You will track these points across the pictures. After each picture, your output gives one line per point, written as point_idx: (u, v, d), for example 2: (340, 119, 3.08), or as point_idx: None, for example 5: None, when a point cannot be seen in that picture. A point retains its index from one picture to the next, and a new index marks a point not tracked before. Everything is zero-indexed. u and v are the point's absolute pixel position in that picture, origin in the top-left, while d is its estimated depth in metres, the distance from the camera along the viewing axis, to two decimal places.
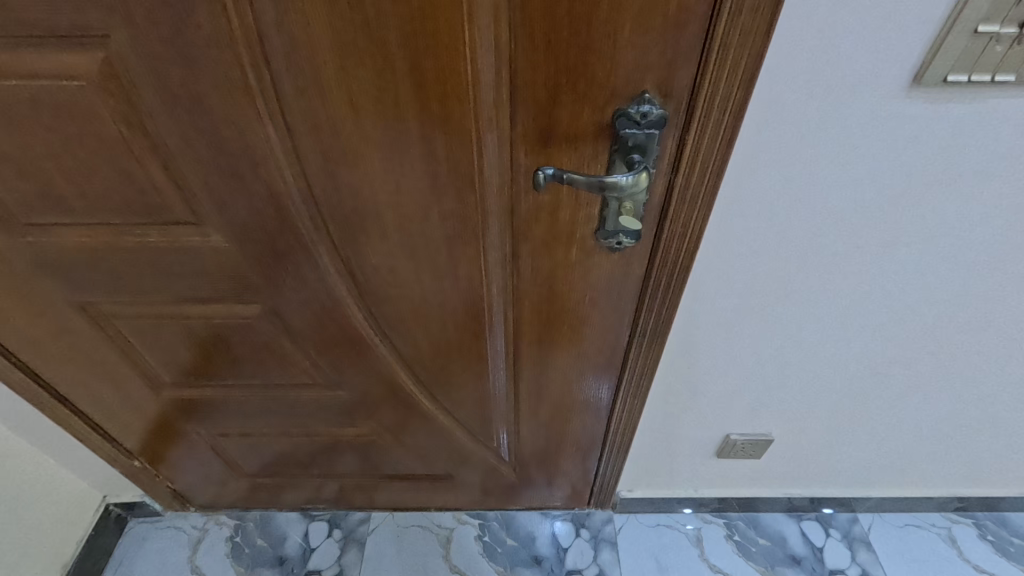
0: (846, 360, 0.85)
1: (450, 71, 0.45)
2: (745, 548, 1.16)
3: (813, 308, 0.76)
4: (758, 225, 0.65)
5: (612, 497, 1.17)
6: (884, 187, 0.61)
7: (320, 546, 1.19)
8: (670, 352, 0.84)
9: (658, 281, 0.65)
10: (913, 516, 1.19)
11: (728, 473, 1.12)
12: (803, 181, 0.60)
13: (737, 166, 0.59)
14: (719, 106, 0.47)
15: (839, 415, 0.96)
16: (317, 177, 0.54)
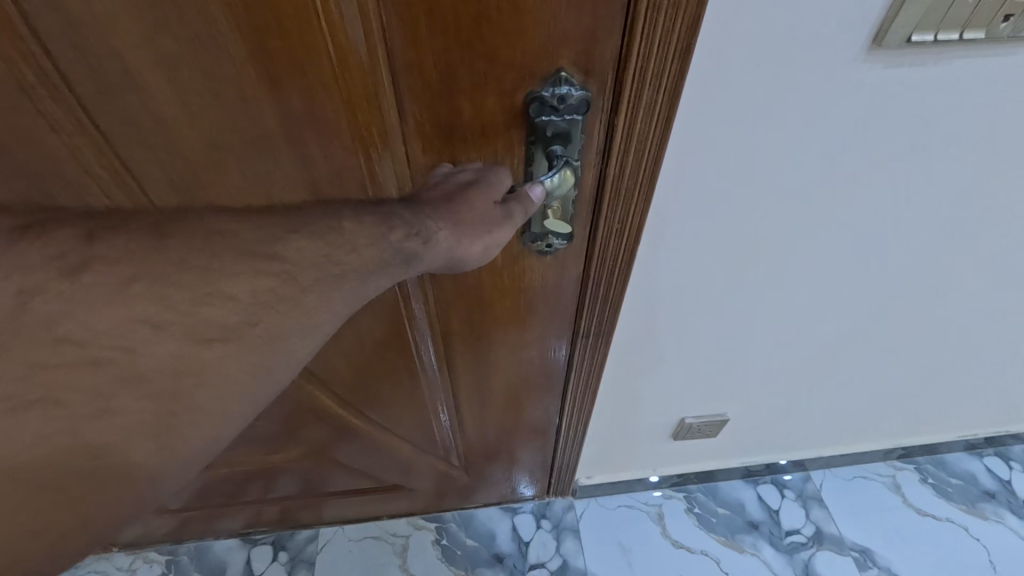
0: (796, 333, 0.82)
1: (310, 56, 0.35)
2: (706, 520, 1.16)
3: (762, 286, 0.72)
4: (702, 207, 0.59)
5: (572, 484, 1.14)
6: (835, 157, 0.55)
7: (265, 571, 1.10)
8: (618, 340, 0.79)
9: (597, 280, 0.57)
10: (860, 468, 1.22)
11: (685, 450, 1.10)
12: (749, 158, 0.54)
13: (677, 145, 0.51)
14: (652, 82, 0.39)
15: (791, 385, 0.94)
16: (163, 197, 0.43)
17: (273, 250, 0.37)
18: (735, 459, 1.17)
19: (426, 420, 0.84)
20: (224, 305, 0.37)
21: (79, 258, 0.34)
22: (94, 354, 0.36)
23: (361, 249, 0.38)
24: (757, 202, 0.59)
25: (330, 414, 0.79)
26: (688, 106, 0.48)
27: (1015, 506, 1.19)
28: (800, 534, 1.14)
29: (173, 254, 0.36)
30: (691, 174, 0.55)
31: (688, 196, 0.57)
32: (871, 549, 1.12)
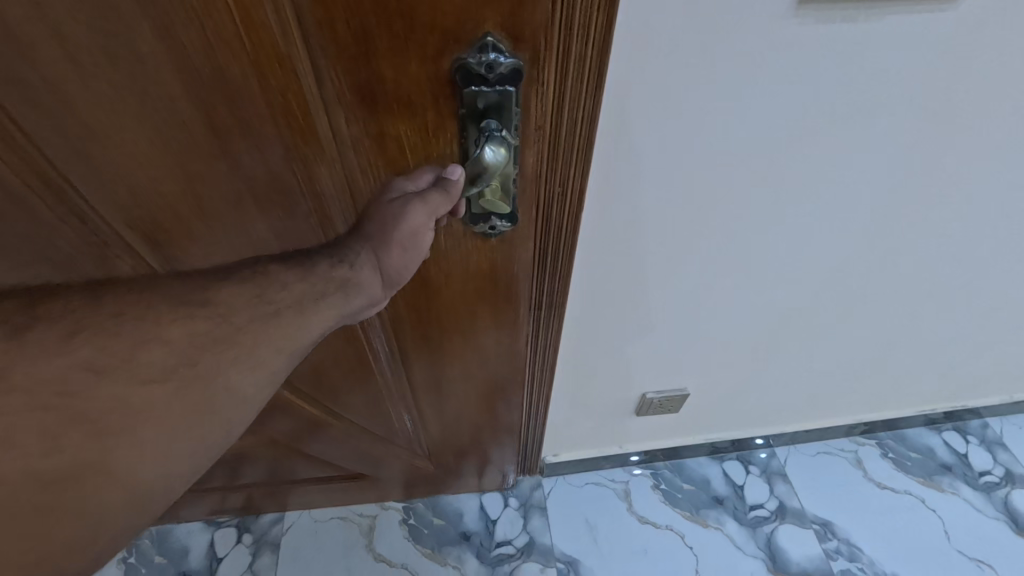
0: (752, 308, 0.82)
1: (206, 7, 0.32)
2: (671, 496, 1.17)
3: (713, 259, 0.71)
4: (650, 179, 0.59)
5: (538, 463, 1.14)
6: (780, 123, 0.55)
7: (229, 554, 1.09)
8: (576, 318, 0.78)
9: (546, 252, 0.56)
10: (823, 444, 1.24)
11: (650, 427, 1.11)
12: (690, 118, 0.53)
13: (619, 111, 0.51)
14: (579, 41, 0.37)
15: (749, 360, 0.95)
16: (67, 164, 0.40)
17: (208, 293, 0.39)
18: (700, 436, 1.18)
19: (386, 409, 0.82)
20: (163, 350, 0.38)
21: (23, 320, 0.36)
22: (41, 403, 0.36)
23: (290, 283, 0.40)
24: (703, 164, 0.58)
25: (285, 404, 0.78)
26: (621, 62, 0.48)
27: (970, 477, 1.22)
28: (763, 508, 1.16)
29: (110, 305, 0.37)
30: (634, 134, 0.54)
31: (633, 158, 0.56)
32: (831, 522, 1.14)
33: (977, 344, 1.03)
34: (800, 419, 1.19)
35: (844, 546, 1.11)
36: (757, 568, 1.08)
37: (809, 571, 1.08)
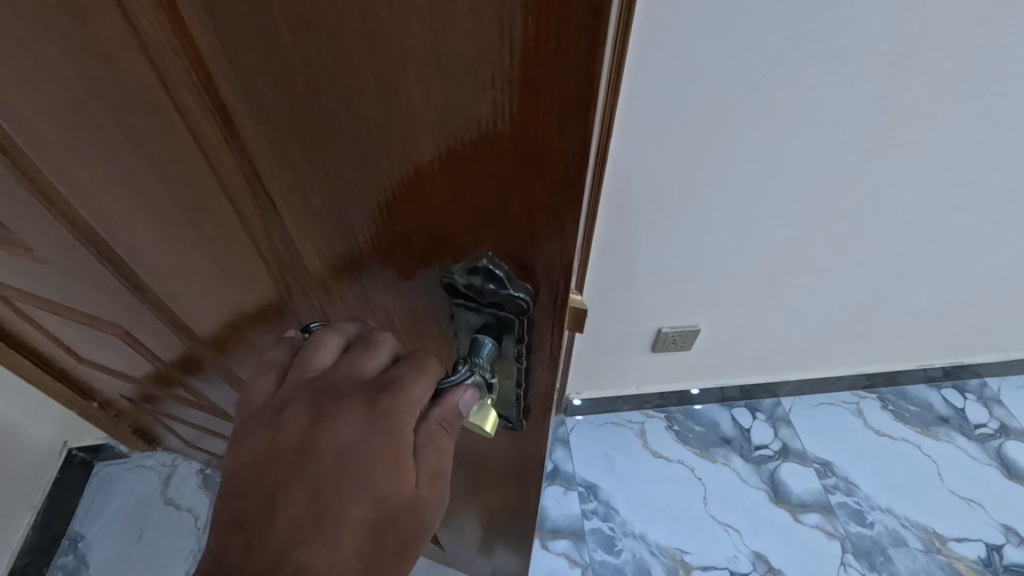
0: (754, 243, 0.95)
1: (190, 158, 0.33)
2: (683, 435, 1.28)
3: (716, 195, 0.85)
4: (663, 113, 0.73)
5: (562, 401, 1.27)
6: (769, 65, 0.69)
7: None
8: (602, 247, 0.91)
9: None
10: (828, 395, 1.34)
11: (665, 368, 1.21)
12: (695, 58, 0.68)
13: (639, 58, 0.67)
14: None
15: (756, 298, 1.07)
16: (105, 231, 0.46)
17: None
18: (711, 381, 1.29)
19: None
20: None
21: None
22: None
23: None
24: (706, 105, 0.73)
25: None
26: (639, 26, 0.64)
27: (966, 429, 1.31)
28: (768, 448, 1.27)
29: None
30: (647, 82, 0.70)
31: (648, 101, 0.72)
32: (831, 462, 1.25)
33: (966, 290, 1.14)
34: (804, 367, 1.29)
35: (842, 483, 1.21)
36: (759, 498, 1.19)
37: (807, 502, 1.19)
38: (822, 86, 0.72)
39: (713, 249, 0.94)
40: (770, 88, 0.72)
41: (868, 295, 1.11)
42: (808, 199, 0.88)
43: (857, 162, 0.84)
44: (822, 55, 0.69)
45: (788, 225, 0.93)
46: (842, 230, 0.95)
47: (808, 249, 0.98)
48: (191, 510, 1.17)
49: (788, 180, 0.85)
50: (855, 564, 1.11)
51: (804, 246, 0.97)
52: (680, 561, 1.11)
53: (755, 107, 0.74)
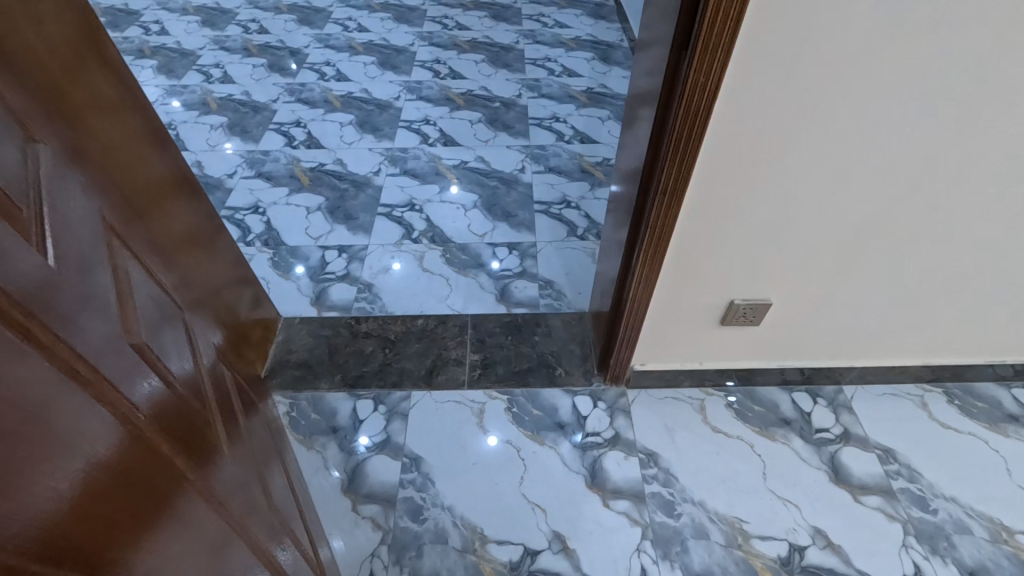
0: (835, 220, 0.98)
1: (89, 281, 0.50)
2: (743, 413, 1.32)
3: (800, 172, 0.89)
4: (765, 87, 0.76)
5: (625, 371, 1.32)
6: (870, 38, 0.73)
7: (368, 418, 1.33)
8: (686, 222, 0.95)
9: (681, 132, 0.80)
10: (891, 386, 1.35)
11: (732, 344, 1.24)
12: (803, 32, 0.71)
13: (750, 33, 0.71)
14: None
15: (829, 278, 1.09)
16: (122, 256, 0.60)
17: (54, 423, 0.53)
18: (774, 363, 1.32)
19: (291, 515, 0.83)
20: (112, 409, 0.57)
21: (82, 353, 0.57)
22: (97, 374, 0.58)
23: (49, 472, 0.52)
24: (807, 76, 0.76)
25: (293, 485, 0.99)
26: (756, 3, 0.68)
27: None
28: (829, 432, 1.28)
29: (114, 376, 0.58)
30: (755, 56, 0.73)
31: (752, 75, 0.75)
32: (893, 449, 1.25)
33: None
34: (868, 354, 1.30)
35: (905, 469, 1.22)
36: (820, 477, 1.21)
37: (868, 485, 1.19)
38: (918, 58, 0.76)
39: (790, 225, 0.98)
40: (869, 59, 0.75)
41: (945, 281, 1.12)
42: (891, 175, 0.91)
43: (947, 139, 0.86)
44: (922, 28, 0.73)
45: (869, 203, 0.95)
46: (923, 210, 0.98)
47: (887, 229, 1.01)
48: None
49: (872, 156, 0.88)
50: (917, 547, 1.11)
51: (882, 226, 1.00)
52: (739, 529, 1.14)
53: (850, 81, 0.77)
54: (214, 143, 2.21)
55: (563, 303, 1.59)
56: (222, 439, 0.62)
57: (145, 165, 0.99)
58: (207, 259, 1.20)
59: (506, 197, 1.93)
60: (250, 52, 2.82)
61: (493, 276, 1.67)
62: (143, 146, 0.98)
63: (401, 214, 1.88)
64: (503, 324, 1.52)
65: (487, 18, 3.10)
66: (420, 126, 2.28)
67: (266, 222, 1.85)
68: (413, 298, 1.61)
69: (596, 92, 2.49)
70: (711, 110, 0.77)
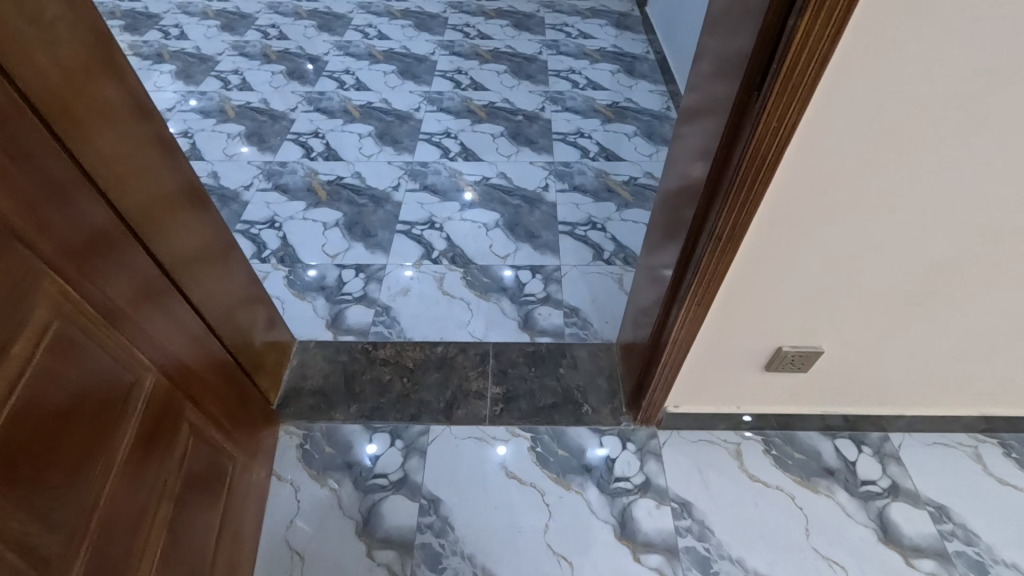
0: (899, 268, 0.90)
1: None
2: (783, 461, 1.23)
3: (870, 218, 0.80)
4: (843, 133, 0.68)
5: (658, 413, 1.25)
6: (969, 86, 0.65)
7: (385, 453, 1.26)
8: (738, 268, 0.87)
9: (743, 181, 0.72)
10: (941, 435, 1.27)
11: (776, 389, 1.17)
12: (892, 75, 0.63)
13: (831, 80, 0.62)
14: (827, 19, 0.55)
15: (886, 327, 1.02)
16: (49, 295, 0.63)
17: None
18: (817, 409, 1.24)
19: (186, 557, 0.87)
20: None
21: None
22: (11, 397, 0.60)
23: None
24: (892, 119, 0.67)
25: (224, 505, 1.01)
26: (847, 39, 0.58)
27: None
28: (876, 485, 1.20)
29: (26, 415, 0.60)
30: (836, 99, 0.64)
31: (830, 120, 0.66)
32: (947, 506, 1.16)
33: None
34: (919, 403, 1.22)
35: (960, 530, 1.13)
36: (868, 535, 1.13)
37: (922, 546, 1.11)
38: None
39: (850, 272, 0.90)
40: (964, 106, 0.67)
41: (1012, 333, 1.04)
42: (967, 224, 0.83)
43: None
44: None
45: (938, 252, 0.87)
46: (996, 260, 0.89)
47: (955, 279, 0.92)
48: (292, 482, 1.22)
49: (953, 203, 0.79)
50: None
51: (948, 276, 0.92)
52: None
53: (940, 127, 0.69)
54: (231, 153, 2.16)
55: (589, 333, 1.51)
56: (83, 490, 0.65)
57: (156, 177, 0.90)
58: (222, 275, 1.14)
59: (529, 216, 1.86)
60: (269, 58, 2.77)
61: (515, 300, 1.60)
62: (154, 155, 0.90)
63: (421, 232, 1.82)
64: (526, 355, 1.45)
65: (510, 27, 3.04)
66: (441, 140, 2.21)
67: (282, 238, 1.80)
68: (432, 323, 1.54)
69: (622, 106, 2.42)
70: (782, 155, 0.68)
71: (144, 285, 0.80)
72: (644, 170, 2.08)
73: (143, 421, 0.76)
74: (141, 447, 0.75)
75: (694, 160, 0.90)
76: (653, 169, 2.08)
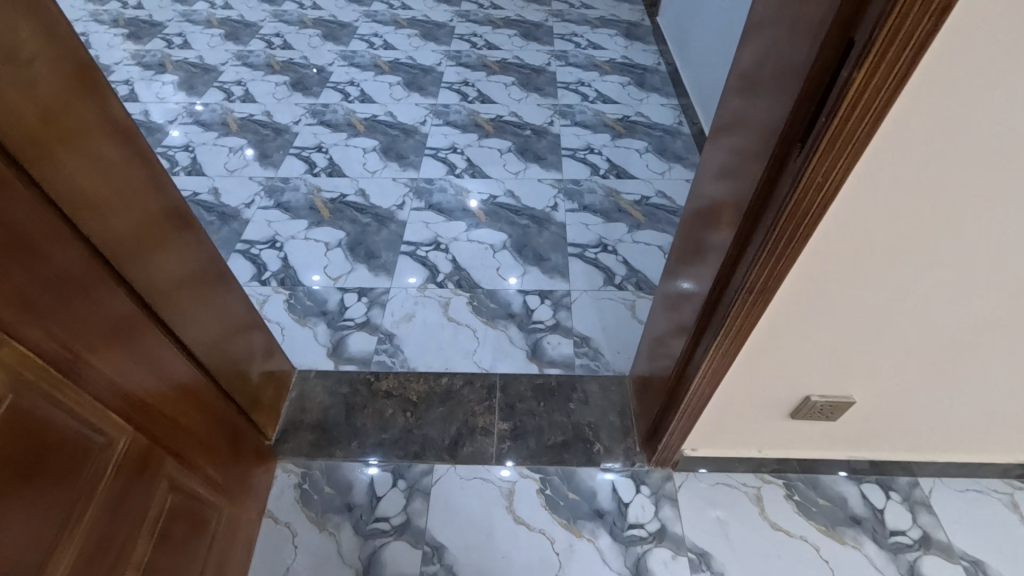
0: (945, 325, 0.82)
1: None
2: (806, 508, 1.17)
3: (917, 281, 0.73)
4: (898, 193, 0.60)
5: (675, 456, 1.18)
6: None
7: (387, 495, 1.21)
8: (767, 321, 0.80)
9: (779, 236, 0.66)
10: (974, 481, 1.20)
11: (801, 435, 1.10)
12: (963, 133, 0.54)
13: (888, 137, 0.54)
14: (887, 72, 0.49)
15: (924, 379, 0.94)
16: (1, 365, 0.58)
17: None
18: (844, 453, 1.17)
19: None
20: None
21: None
22: None
23: None
24: (959, 180, 0.59)
25: (206, 557, 0.96)
26: (911, 95, 0.51)
27: None
28: (906, 536, 1.13)
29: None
30: (893, 157, 0.56)
31: (884, 179, 0.58)
32: (981, 561, 1.10)
33: None
34: (953, 449, 1.15)
35: None
36: None
37: None
38: None
39: (892, 328, 0.82)
40: None
41: None
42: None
43: None
44: None
45: (991, 311, 0.79)
46: None
47: (1004, 335, 0.84)
48: (290, 526, 1.17)
49: (1012, 266, 0.71)
50: None
51: (997, 332, 0.84)
52: None
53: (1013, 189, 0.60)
54: (232, 168, 2.11)
55: (601, 364, 1.45)
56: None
57: (141, 207, 0.82)
58: (225, 304, 1.09)
59: (537, 237, 1.80)
60: (272, 68, 2.73)
61: (523, 328, 1.54)
62: (143, 188, 0.83)
63: (425, 253, 1.76)
64: (535, 388, 1.39)
65: (517, 36, 2.98)
66: (447, 155, 2.16)
67: (283, 259, 1.75)
68: (436, 352, 1.48)
69: (632, 121, 2.36)
70: (824, 213, 0.62)
71: (115, 336, 0.74)
72: (656, 189, 2.02)
73: (111, 488, 0.71)
74: (106, 517, 0.70)
75: (719, 201, 0.83)
76: (665, 188, 2.02)
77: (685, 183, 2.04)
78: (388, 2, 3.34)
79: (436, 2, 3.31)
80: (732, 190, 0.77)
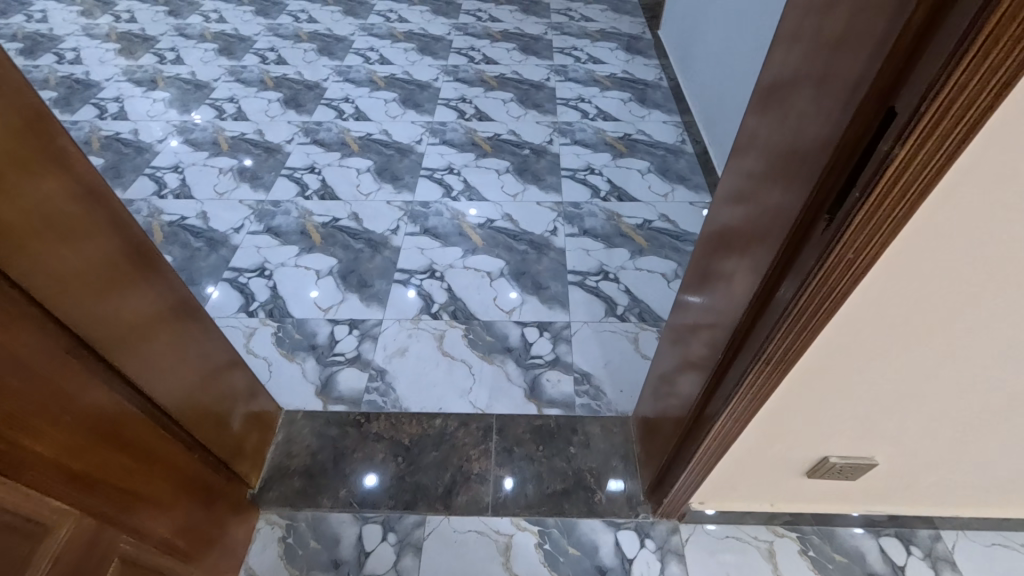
0: (986, 393, 0.74)
1: None
2: (822, 564, 1.10)
3: (951, 351, 0.66)
4: (938, 262, 0.53)
5: (681, 509, 1.12)
6: None
7: (376, 550, 1.14)
8: (786, 385, 0.73)
9: (804, 307, 0.60)
10: (1001, 535, 1.13)
11: (817, 490, 1.03)
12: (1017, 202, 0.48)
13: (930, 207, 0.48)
14: (933, 146, 0.43)
15: (957, 445, 0.86)
16: None
17: None
18: (863, 507, 1.10)
19: None
20: None
21: None
22: None
23: None
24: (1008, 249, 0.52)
25: None
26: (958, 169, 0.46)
27: None
28: None
29: None
30: (936, 229, 0.50)
31: (923, 250, 0.52)
32: None
33: None
34: (979, 505, 1.07)
35: None
36: None
37: None
38: None
39: (924, 394, 0.74)
40: None
41: None
42: None
43: None
44: None
45: None
46: None
47: None
48: None
49: None
50: None
51: None
52: None
53: None
54: (222, 191, 2.05)
55: (602, 404, 1.38)
56: None
57: (97, 258, 0.75)
58: (201, 353, 1.02)
59: (536, 264, 1.74)
60: (265, 85, 2.67)
61: (521, 364, 1.47)
62: (104, 240, 0.76)
63: (420, 282, 1.69)
64: (533, 430, 1.32)
65: (516, 51, 2.93)
66: (443, 177, 2.10)
67: (272, 288, 1.68)
68: (430, 389, 1.42)
69: (634, 139, 2.29)
70: (853, 288, 0.56)
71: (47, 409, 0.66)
72: (659, 212, 1.96)
73: None
74: None
75: (732, 254, 0.77)
76: (667, 211, 1.96)
77: (688, 205, 1.98)
78: (384, 15, 3.28)
79: (433, 15, 3.26)
80: (748, 244, 0.71)
